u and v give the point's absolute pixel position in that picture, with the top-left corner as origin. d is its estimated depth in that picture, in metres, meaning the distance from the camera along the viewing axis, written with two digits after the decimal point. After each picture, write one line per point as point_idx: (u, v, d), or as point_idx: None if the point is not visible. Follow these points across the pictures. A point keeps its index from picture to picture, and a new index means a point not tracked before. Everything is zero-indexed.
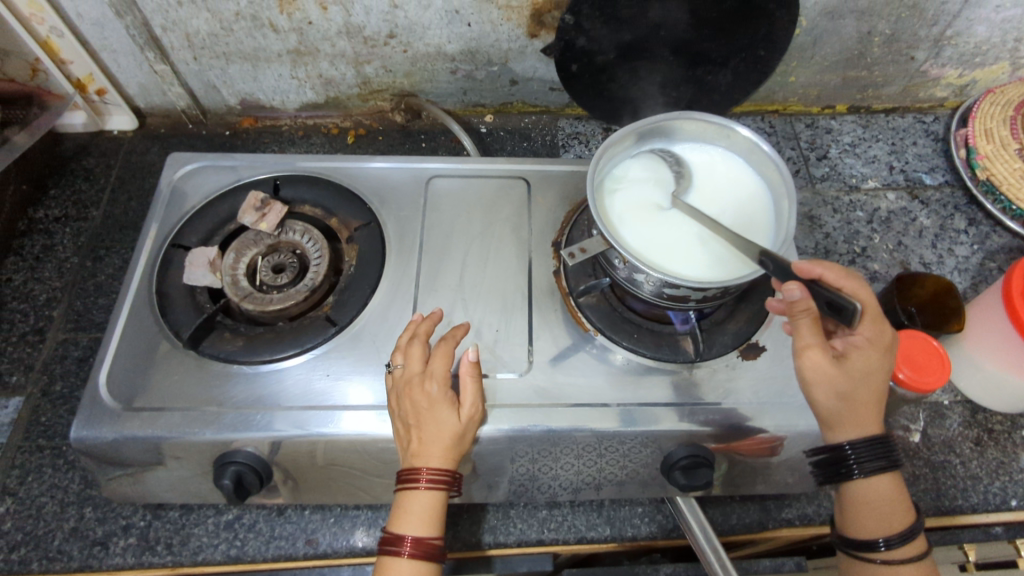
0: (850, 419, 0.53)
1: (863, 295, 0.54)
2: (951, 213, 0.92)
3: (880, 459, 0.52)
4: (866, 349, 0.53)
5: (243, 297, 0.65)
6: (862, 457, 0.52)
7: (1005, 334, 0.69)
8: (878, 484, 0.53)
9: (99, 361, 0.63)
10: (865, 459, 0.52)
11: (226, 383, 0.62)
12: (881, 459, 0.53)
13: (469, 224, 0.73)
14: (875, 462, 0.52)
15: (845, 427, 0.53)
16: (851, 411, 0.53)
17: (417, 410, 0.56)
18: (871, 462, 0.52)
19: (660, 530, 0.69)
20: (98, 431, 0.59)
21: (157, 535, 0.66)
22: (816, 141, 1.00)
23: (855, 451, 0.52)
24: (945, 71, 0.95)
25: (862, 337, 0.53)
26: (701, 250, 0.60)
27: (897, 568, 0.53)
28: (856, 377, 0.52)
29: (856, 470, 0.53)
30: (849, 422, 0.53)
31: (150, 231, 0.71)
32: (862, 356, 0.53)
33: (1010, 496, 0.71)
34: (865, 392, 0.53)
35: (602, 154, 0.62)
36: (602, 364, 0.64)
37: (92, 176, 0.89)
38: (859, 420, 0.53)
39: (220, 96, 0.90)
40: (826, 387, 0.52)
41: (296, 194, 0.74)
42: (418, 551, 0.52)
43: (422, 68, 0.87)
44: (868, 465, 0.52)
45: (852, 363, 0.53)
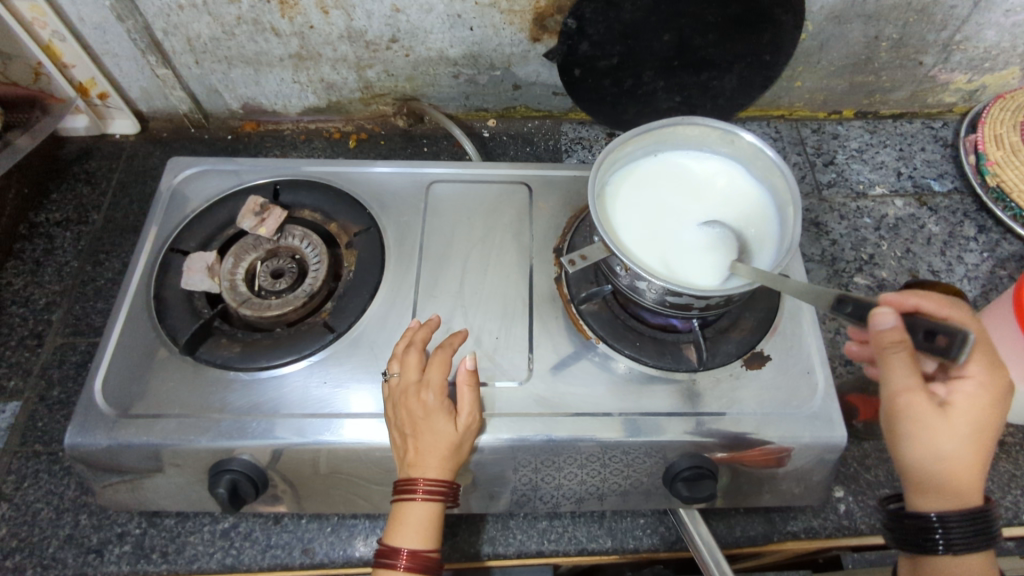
0: (946, 479, 0.49)
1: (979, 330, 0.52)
2: (961, 220, 0.91)
3: (971, 538, 0.48)
4: (970, 396, 0.49)
5: (240, 302, 0.65)
6: (952, 532, 0.48)
7: (1013, 344, 0.67)
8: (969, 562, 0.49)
9: (95, 367, 0.62)
10: (955, 538, 0.48)
11: (223, 390, 0.61)
12: (974, 536, 0.48)
13: (470, 229, 0.72)
14: (967, 540, 0.48)
15: (935, 492, 0.50)
16: (948, 469, 0.49)
17: (414, 419, 0.55)
18: (961, 539, 0.48)
19: (663, 542, 0.68)
20: (92, 437, 0.58)
21: (152, 543, 0.66)
22: (823, 147, 0.98)
23: (946, 526, 0.48)
24: (954, 76, 0.94)
25: (967, 382, 0.49)
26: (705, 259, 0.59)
27: None
28: (959, 431, 0.48)
29: (941, 545, 0.48)
30: (944, 484, 0.49)
31: (149, 236, 0.71)
32: (967, 403, 0.49)
33: (1022, 510, 0.70)
34: (968, 448, 0.48)
35: (603, 160, 0.61)
36: (604, 372, 0.63)
37: (93, 180, 0.89)
38: (958, 484, 0.49)
39: (222, 100, 0.89)
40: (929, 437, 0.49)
41: (296, 199, 0.73)
42: (414, 564, 0.52)
43: (424, 72, 0.86)
44: (958, 543, 0.48)
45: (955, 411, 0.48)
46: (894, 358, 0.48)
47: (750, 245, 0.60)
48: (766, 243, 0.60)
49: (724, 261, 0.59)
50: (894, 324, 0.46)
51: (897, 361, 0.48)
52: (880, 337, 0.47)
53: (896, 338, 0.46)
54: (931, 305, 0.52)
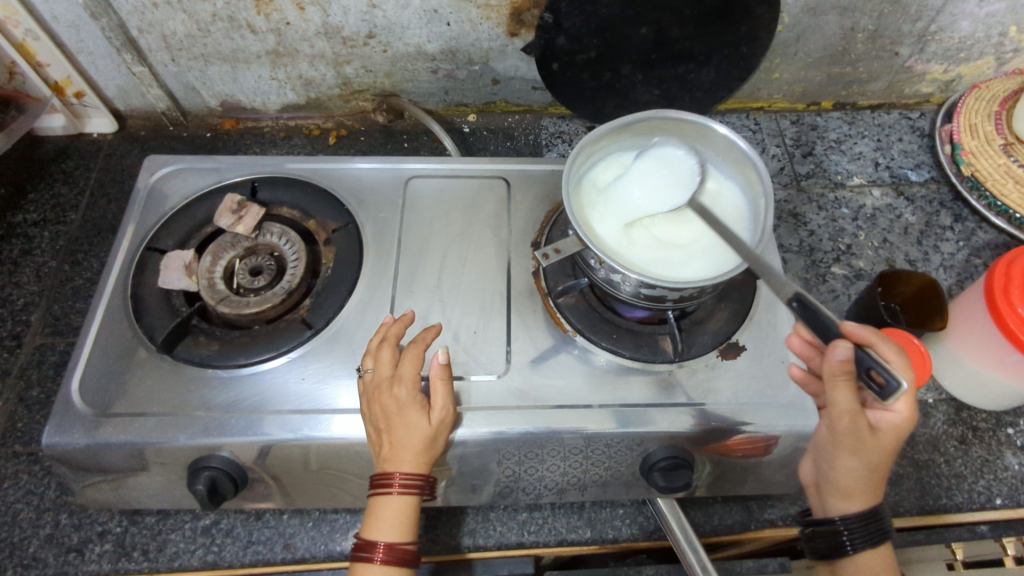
0: (863, 487, 0.54)
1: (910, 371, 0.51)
2: (937, 209, 0.92)
3: (869, 531, 0.53)
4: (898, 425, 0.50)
5: (219, 300, 0.65)
6: (854, 534, 0.53)
7: (988, 334, 0.68)
8: (872, 558, 0.53)
9: (72, 367, 0.62)
10: (858, 537, 0.53)
11: (201, 387, 0.61)
12: (875, 534, 0.54)
13: (448, 224, 0.73)
14: (870, 539, 0.53)
15: (854, 499, 0.54)
16: (865, 480, 0.53)
17: (388, 414, 0.55)
18: (863, 538, 0.53)
19: (641, 532, 0.69)
20: (70, 437, 0.58)
21: (134, 541, 0.66)
22: (801, 138, 0.99)
23: (849, 529, 0.54)
24: (930, 67, 0.95)
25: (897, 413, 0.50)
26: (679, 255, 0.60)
27: None
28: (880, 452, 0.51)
29: (848, 547, 0.54)
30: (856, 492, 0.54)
31: (126, 234, 0.71)
32: (895, 430, 0.50)
33: (995, 495, 0.71)
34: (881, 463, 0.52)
35: (577, 155, 0.61)
36: (582, 364, 0.64)
37: (71, 179, 0.89)
38: (869, 488, 0.54)
39: (200, 98, 0.89)
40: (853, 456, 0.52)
41: (273, 197, 0.73)
42: (391, 557, 0.53)
43: (403, 68, 0.86)
44: (860, 542, 0.53)
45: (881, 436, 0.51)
46: (838, 385, 0.49)
47: (724, 239, 0.61)
48: (739, 235, 0.61)
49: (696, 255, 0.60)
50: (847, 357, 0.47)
51: (843, 388, 0.49)
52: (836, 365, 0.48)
53: (846, 368, 0.47)
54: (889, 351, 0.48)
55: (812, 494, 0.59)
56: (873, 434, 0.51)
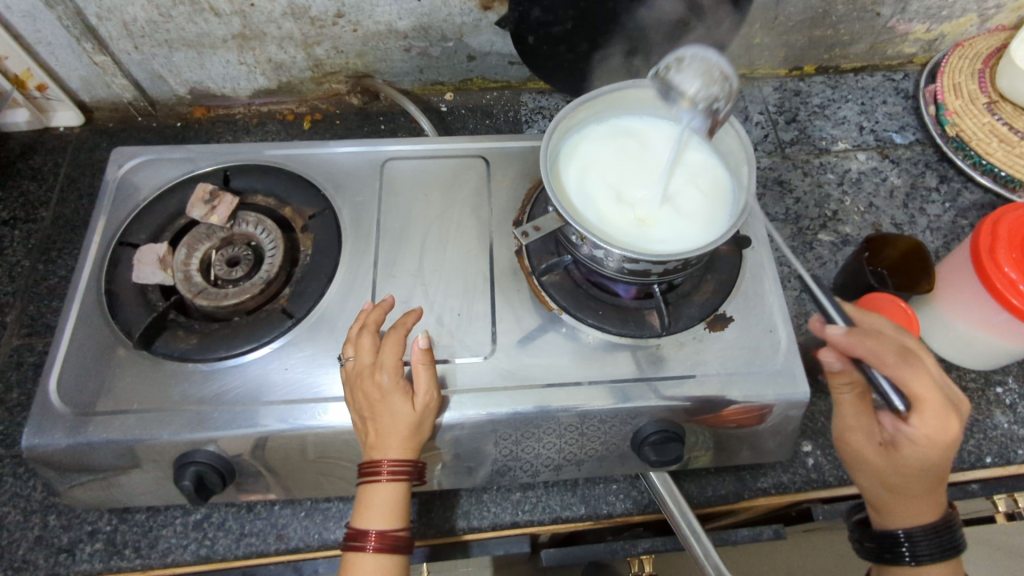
0: (897, 503, 0.53)
1: (920, 386, 0.48)
2: (922, 171, 0.91)
3: (937, 543, 0.51)
4: (918, 446, 0.50)
5: (195, 293, 0.64)
6: (918, 546, 0.51)
7: (976, 294, 0.67)
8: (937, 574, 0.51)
9: (49, 367, 0.61)
10: (921, 548, 0.51)
11: (182, 382, 0.60)
12: (941, 547, 0.51)
13: (427, 205, 0.71)
14: (932, 553, 0.51)
15: (890, 515, 0.54)
16: (893, 495, 0.53)
17: (371, 401, 0.54)
18: (928, 552, 0.51)
19: (636, 506, 0.69)
20: (51, 439, 0.57)
21: (125, 539, 0.65)
22: (785, 104, 0.98)
23: (912, 539, 0.51)
24: (913, 26, 0.93)
25: (917, 433, 0.49)
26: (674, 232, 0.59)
27: None
28: (900, 471, 0.51)
29: (907, 556, 0.52)
30: (896, 508, 0.53)
31: (97, 230, 0.69)
32: (913, 451, 0.50)
33: (985, 454, 0.71)
34: (912, 483, 0.52)
35: (555, 129, 0.59)
36: (570, 342, 0.63)
37: (40, 175, 0.86)
38: (910, 506, 0.52)
39: (168, 85, 0.87)
40: (868, 469, 0.54)
41: (247, 184, 0.72)
42: (383, 544, 0.52)
43: (375, 47, 0.84)
44: (924, 554, 0.51)
45: (899, 455, 0.51)
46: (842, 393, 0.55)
47: (708, 207, 0.60)
48: (722, 203, 0.61)
49: (684, 231, 0.59)
50: (837, 364, 0.53)
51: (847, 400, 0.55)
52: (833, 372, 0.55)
53: (841, 375, 0.54)
54: (883, 360, 0.49)
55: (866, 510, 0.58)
56: (888, 451, 0.52)
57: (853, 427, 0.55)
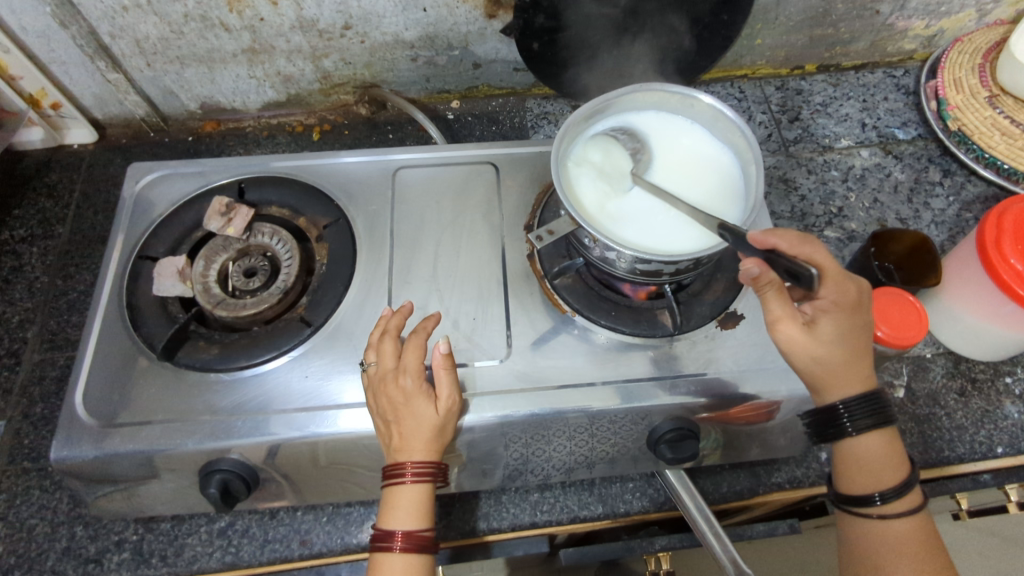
0: (832, 379, 0.53)
1: (819, 258, 0.52)
2: (925, 166, 0.92)
3: (873, 414, 0.53)
4: (833, 312, 0.53)
5: (215, 304, 0.65)
6: (853, 411, 0.53)
7: (981, 284, 0.69)
8: (874, 441, 0.54)
9: (74, 380, 0.62)
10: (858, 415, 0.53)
11: (205, 392, 0.61)
12: (874, 412, 0.53)
13: (440, 212, 0.72)
14: (868, 417, 0.53)
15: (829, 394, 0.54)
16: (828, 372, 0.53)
17: (394, 405, 0.55)
18: (863, 416, 0.53)
19: (652, 504, 0.69)
20: (79, 450, 0.58)
21: (151, 548, 0.66)
22: (787, 104, 0.99)
23: (848, 407, 0.53)
24: (912, 23, 0.94)
25: (826, 302, 0.53)
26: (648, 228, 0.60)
27: (892, 521, 0.53)
28: (828, 341, 0.52)
29: (849, 426, 0.53)
30: (831, 384, 0.54)
31: (116, 245, 0.70)
32: (829, 320, 0.53)
33: (996, 443, 0.72)
34: (840, 353, 0.53)
35: (565, 134, 0.61)
36: (584, 343, 0.64)
37: (56, 193, 0.88)
38: (846, 378, 0.53)
39: (179, 101, 0.88)
40: (802, 354, 0.53)
41: (261, 197, 0.73)
42: (410, 545, 0.53)
43: (382, 58, 0.85)
44: (861, 419, 0.53)
45: (823, 327, 0.53)
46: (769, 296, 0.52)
47: (717, 206, 0.61)
48: (733, 200, 0.61)
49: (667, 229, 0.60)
50: (758, 267, 0.50)
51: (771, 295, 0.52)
52: (754, 277, 0.52)
53: (763, 278, 0.51)
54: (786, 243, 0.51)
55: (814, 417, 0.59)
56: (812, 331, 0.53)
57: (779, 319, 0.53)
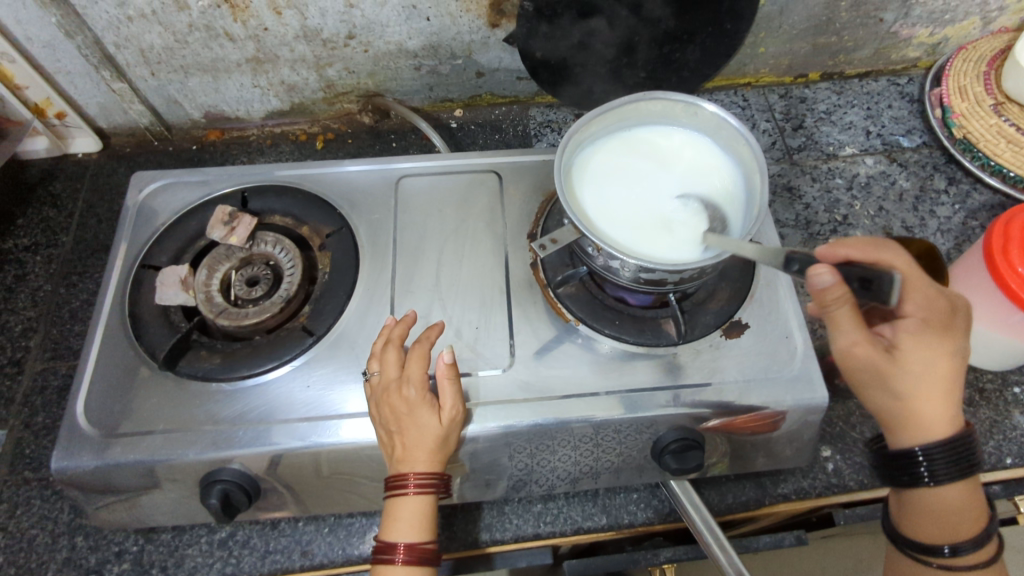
0: (917, 415, 0.51)
1: (900, 263, 0.52)
2: (930, 174, 0.92)
3: (957, 468, 0.51)
4: (919, 333, 0.51)
5: (217, 313, 0.65)
6: (937, 464, 0.51)
7: (989, 294, 0.68)
8: (958, 492, 0.52)
9: (76, 390, 0.62)
10: (940, 469, 0.51)
11: (207, 401, 0.61)
12: (959, 464, 0.51)
13: (443, 221, 0.72)
14: (951, 469, 0.51)
15: (910, 431, 0.52)
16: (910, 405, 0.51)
17: (397, 415, 0.55)
18: (948, 469, 0.51)
19: (657, 515, 0.69)
20: (79, 461, 0.58)
21: (151, 559, 0.66)
22: (791, 112, 0.99)
23: (932, 459, 0.51)
24: (916, 31, 0.94)
25: (912, 320, 0.51)
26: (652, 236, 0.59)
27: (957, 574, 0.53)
28: (912, 367, 0.51)
29: (927, 476, 0.51)
30: (916, 421, 0.52)
31: (119, 254, 0.70)
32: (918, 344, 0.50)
33: (1005, 454, 0.71)
34: (929, 387, 0.51)
35: (569, 141, 0.61)
36: (587, 353, 0.63)
37: (60, 202, 0.88)
38: (930, 418, 0.51)
39: (183, 110, 0.88)
40: (879, 380, 0.51)
41: (264, 205, 0.73)
42: (412, 557, 0.52)
43: (385, 67, 0.85)
44: (945, 472, 0.51)
45: (905, 352, 0.51)
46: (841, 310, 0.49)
47: (721, 214, 0.61)
48: (737, 209, 0.61)
49: (670, 237, 0.59)
50: (829, 280, 0.47)
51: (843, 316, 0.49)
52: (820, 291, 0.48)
53: (833, 291, 0.47)
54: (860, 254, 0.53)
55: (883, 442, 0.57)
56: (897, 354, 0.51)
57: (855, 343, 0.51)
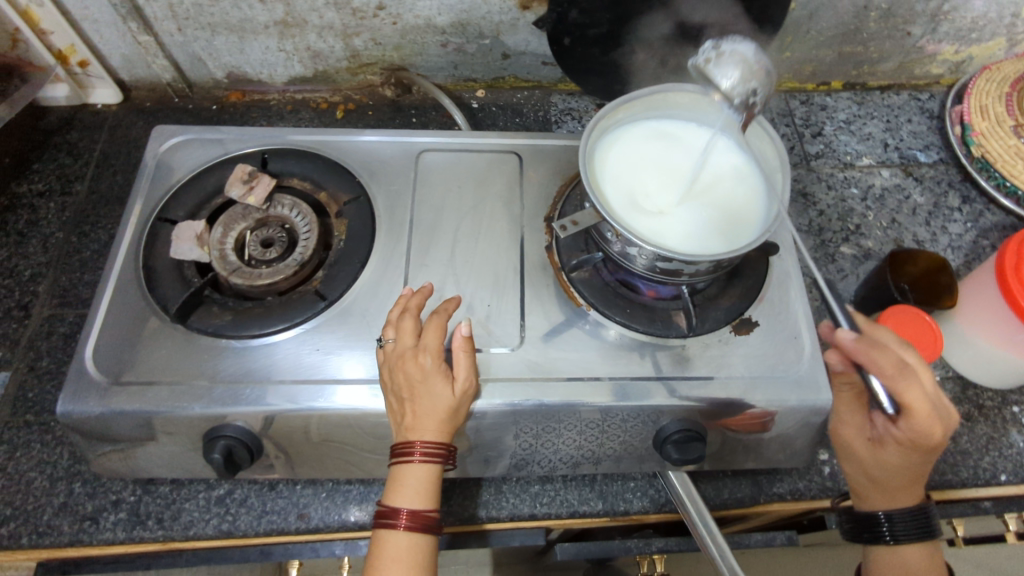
0: (876, 493, 0.60)
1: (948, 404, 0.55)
2: (945, 190, 0.92)
3: (914, 529, 0.57)
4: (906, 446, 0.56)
5: (231, 271, 0.65)
6: (896, 526, 0.57)
7: (996, 309, 0.68)
8: (912, 555, 0.57)
9: (85, 335, 0.62)
10: (900, 529, 0.57)
11: (216, 357, 0.61)
12: (915, 529, 0.57)
13: (460, 197, 0.72)
14: (910, 532, 0.57)
15: (866, 500, 0.60)
16: (869, 484, 0.60)
17: (411, 382, 0.55)
18: (905, 532, 0.57)
19: (653, 505, 0.69)
20: (85, 405, 0.58)
21: (148, 510, 0.66)
22: (811, 118, 0.99)
23: (891, 520, 0.57)
24: (942, 47, 0.94)
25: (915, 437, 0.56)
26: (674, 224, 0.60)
27: None
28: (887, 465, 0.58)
29: (887, 535, 0.57)
30: (867, 496, 0.60)
31: (135, 206, 0.70)
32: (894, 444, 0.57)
33: (1000, 471, 0.72)
34: (893, 480, 0.58)
35: (595, 124, 0.61)
36: (595, 338, 0.64)
37: (76, 151, 0.88)
38: (877, 496, 0.59)
39: (207, 69, 0.88)
40: (857, 459, 0.60)
41: (283, 168, 0.73)
42: (415, 523, 0.53)
43: (412, 41, 0.85)
44: (903, 534, 0.57)
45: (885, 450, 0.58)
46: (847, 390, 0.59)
47: (739, 210, 0.61)
48: (755, 207, 0.62)
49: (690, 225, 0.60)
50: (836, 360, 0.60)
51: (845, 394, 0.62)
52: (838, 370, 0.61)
53: (844, 375, 0.61)
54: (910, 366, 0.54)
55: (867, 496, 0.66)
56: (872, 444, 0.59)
57: (846, 421, 0.62)
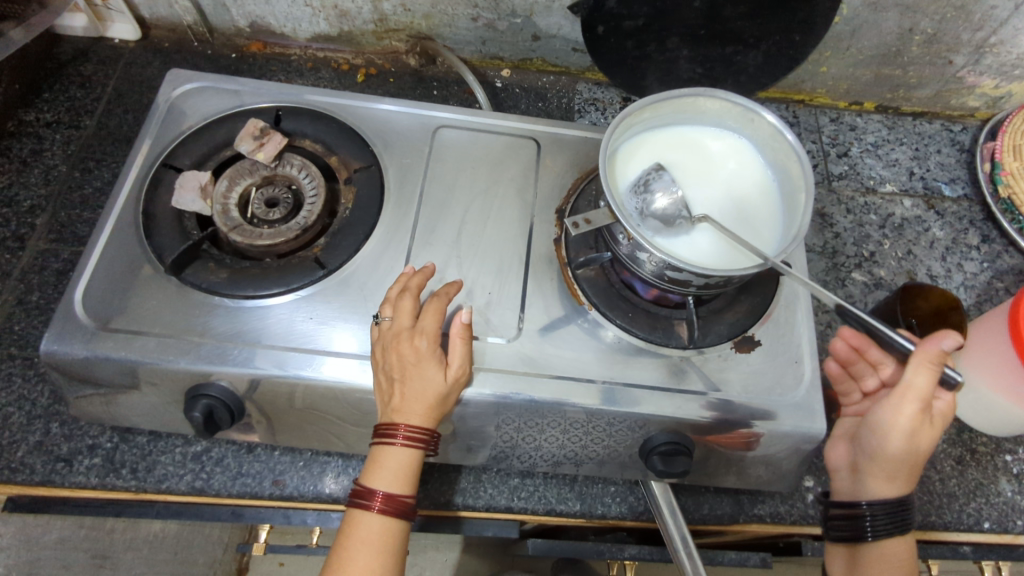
0: (909, 471, 0.56)
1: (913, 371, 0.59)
2: (966, 227, 0.90)
3: (890, 520, 0.55)
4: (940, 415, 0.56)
5: (231, 228, 0.63)
6: (876, 521, 0.55)
7: (1002, 354, 0.66)
8: (893, 549, 0.55)
9: (77, 276, 0.61)
10: (880, 524, 0.55)
11: (207, 314, 0.60)
12: (895, 524, 0.55)
13: (472, 179, 0.70)
14: (889, 526, 0.55)
15: (891, 482, 0.56)
16: (903, 464, 0.55)
17: (404, 363, 0.55)
18: (883, 527, 0.55)
19: (630, 512, 0.68)
20: (69, 347, 0.57)
21: (123, 459, 0.65)
22: (838, 137, 0.97)
23: (873, 513, 0.55)
24: (982, 80, 0.92)
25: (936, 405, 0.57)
26: (698, 245, 0.58)
27: None
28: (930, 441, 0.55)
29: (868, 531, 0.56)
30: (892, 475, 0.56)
31: (142, 148, 0.68)
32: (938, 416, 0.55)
33: (983, 518, 0.71)
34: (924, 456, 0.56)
35: (619, 122, 0.59)
36: (592, 339, 0.62)
37: (88, 84, 0.86)
38: (904, 476, 0.56)
39: (229, 15, 0.86)
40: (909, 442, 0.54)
41: (297, 128, 0.71)
42: (388, 507, 0.52)
43: (442, 11, 0.83)
44: (881, 529, 0.55)
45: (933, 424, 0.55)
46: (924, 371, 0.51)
47: (755, 229, 0.60)
48: (772, 226, 0.60)
49: (713, 245, 0.58)
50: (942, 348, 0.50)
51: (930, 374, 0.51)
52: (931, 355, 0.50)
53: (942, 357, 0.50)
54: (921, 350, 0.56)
55: (841, 476, 0.62)
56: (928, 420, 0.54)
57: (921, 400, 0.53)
